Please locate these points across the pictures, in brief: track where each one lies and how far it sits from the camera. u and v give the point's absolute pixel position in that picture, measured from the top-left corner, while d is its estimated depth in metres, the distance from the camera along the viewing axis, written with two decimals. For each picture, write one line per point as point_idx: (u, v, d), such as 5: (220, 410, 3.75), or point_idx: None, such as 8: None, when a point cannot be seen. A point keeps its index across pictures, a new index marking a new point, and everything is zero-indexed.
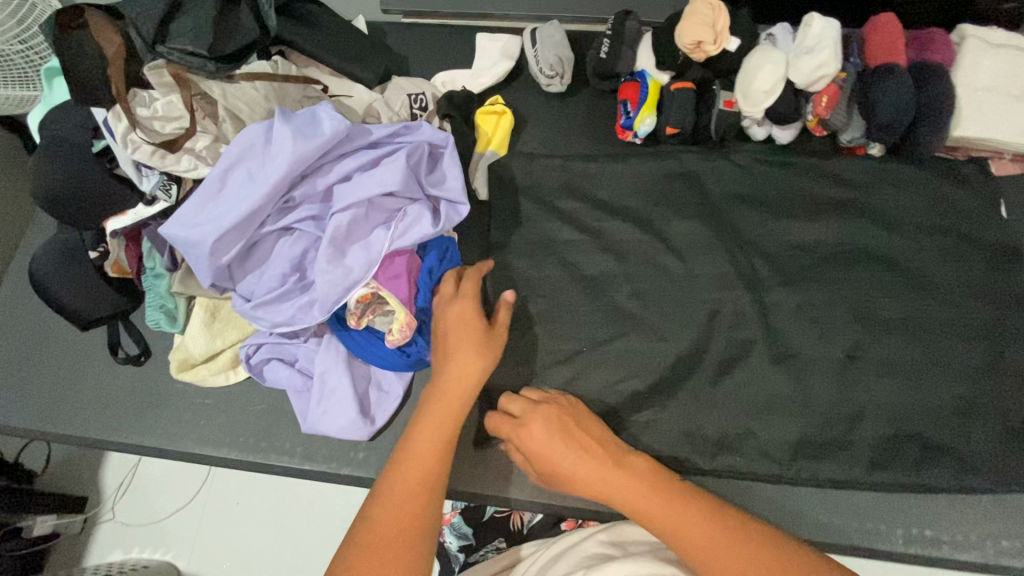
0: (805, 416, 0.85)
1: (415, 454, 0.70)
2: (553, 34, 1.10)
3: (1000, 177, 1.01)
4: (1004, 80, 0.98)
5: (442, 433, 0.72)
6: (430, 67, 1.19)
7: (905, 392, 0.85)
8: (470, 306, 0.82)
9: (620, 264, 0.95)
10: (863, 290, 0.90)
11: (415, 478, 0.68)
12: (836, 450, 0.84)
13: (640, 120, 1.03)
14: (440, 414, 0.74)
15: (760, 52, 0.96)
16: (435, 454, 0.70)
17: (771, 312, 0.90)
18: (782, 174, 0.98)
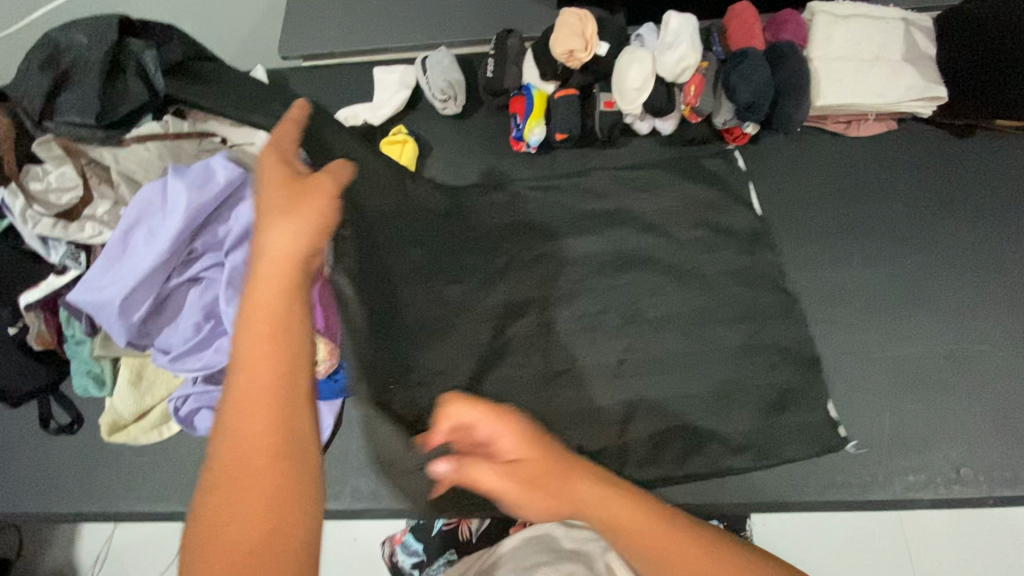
0: (685, 413, 0.88)
1: (254, 379, 0.46)
2: (442, 60, 1.17)
3: (869, 137, 1.09)
4: (856, 48, 1.05)
5: (260, 403, 0.45)
6: (333, 105, 1.23)
7: (762, 374, 0.90)
8: (277, 220, 0.55)
9: (483, 294, 0.96)
10: (712, 284, 0.96)
11: (253, 478, 0.43)
12: (712, 442, 0.87)
13: (530, 130, 1.09)
14: (254, 384, 0.45)
15: (628, 53, 1.03)
16: (270, 442, 0.44)
17: (643, 315, 0.94)
18: (636, 188, 1.03)
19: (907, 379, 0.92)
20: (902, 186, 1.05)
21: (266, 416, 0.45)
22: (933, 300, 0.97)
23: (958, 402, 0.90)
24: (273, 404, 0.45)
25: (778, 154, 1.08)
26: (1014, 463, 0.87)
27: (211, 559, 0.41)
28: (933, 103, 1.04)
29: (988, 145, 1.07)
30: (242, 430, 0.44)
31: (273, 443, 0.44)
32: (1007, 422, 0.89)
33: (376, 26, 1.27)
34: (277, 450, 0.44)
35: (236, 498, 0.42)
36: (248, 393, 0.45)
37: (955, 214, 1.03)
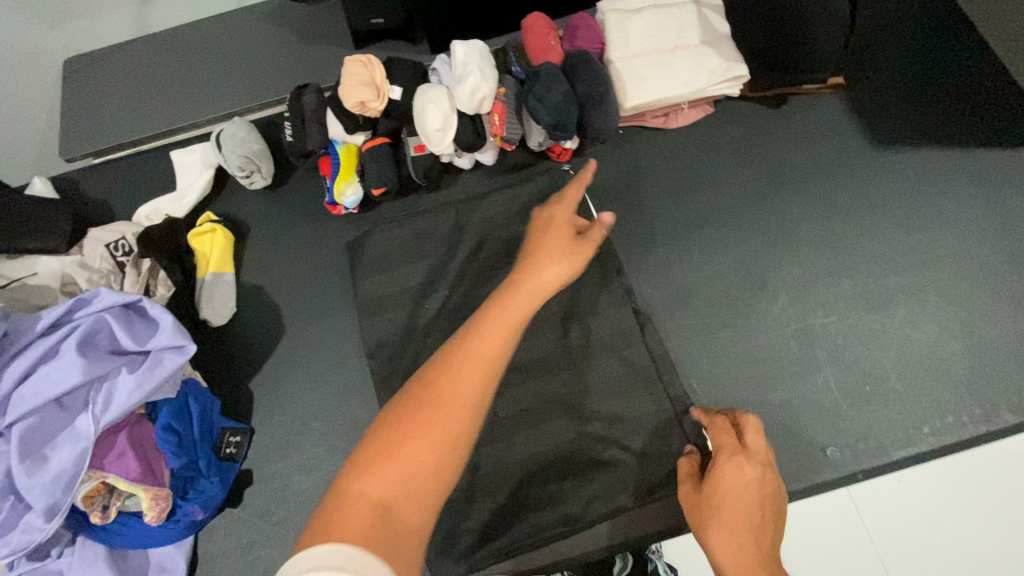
0: (564, 455, 0.87)
1: (463, 367, 0.54)
2: (236, 132, 1.04)
3: (691, 124, 1.06)
4: (653, 41, 1.02)
5: (480, 366, 0.54)
6: (136, 202, 1.12)
7: (629, 395, 0.89)
8: (551, 260, 0.64)
9: (343, 385, 0.97)
10: (565, 316, 0.94)
11: (417, 437, 0.50)
12: (602, 476, 0.86)
13: (343, 193, 1.01)
14: (472, 347, 0.55)
15: (422, 93, 0.96)
16: (463, 405, 0.52)
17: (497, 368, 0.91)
18: (474, 236, 1.00)
19: (764, 369, 0.91)
20: (730, 168, 1.04)
21: (471, 376, 0.54)
22: (777, 280, 0.96)
23: (816, 381, 0.90)
24: (473, 367, 0.54)
25: (604, 162, 1.05)
26: (876, 429, 0.87)
27: (352, 520, 0.45)
28: (739, 81, 1.03)
29: (804, 107, 1.06)
30: (434, 391, 0.53)
31: (473, 395, 0.53)
32: (865, 390, 0.89)
33: (166, 106, 1.15)
34: (477, 400, 0.53)
35: (382, 468, 0.49)
36: (462, 360, 0.54)
37: (786, 185, 1.02)
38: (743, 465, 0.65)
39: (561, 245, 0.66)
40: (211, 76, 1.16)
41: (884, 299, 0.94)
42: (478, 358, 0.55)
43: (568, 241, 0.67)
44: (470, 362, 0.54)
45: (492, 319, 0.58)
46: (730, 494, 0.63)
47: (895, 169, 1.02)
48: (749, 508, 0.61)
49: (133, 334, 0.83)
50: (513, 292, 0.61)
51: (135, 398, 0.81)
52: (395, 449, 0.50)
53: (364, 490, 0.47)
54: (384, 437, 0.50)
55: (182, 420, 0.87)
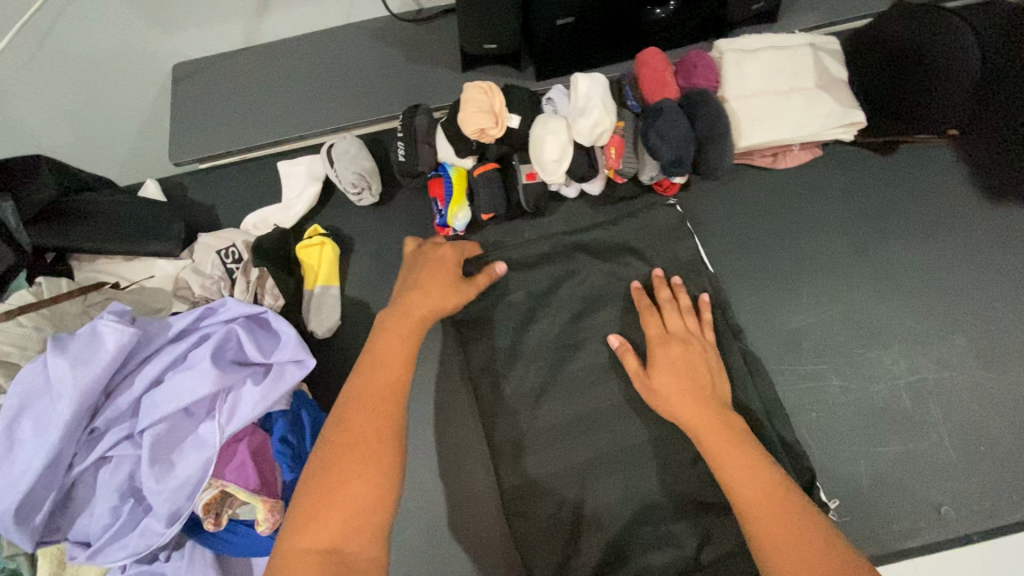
0: (681, 494, 0.87)
1: (352, 423, 0.70)
2: (347, 148, 1.07)
3: (799, 166, 1.06)
4: (769, 82, 1.03)
5: (382, 405, 0.72)
6: (241, 209, 1.14)
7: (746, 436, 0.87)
8: (430, 293, 0.87)
9: (445, 406, 0.97)
10: None
11: (354, 478, 0.66)
12: (720, 518, 0.85)
13: (454, 216, 1.02)
14: (371, 401, 0.72)
15: (542, 123, 0.97)
16: (380, 434, 0.70)
17: (606, 398, 0.91)
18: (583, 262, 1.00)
19: (876, 421, 0.90)
20: (838, 213, 1.03)
21: (377, 420, 0.71)
22: (887, 330, 0.95)
23: (929, 437, 0.89)
24: (379, 413, 0.71)
25: (711, 200, 1.05)
26: (991, 491, 0.86)
27: (312, 538, 0.63)
28: (854, 127, 1.02)
29: (915, 155, 1.06)
30: (343, 443, 0.69)
31: (386, 428, 0.70)
32: (980, 449, 0.88)
33: (274, 116, 1.18)
34: (386, 438, 0.70)
35: (314, 524, 0.64)
36: (341, 424, 0.71)
37: (895, 233, 1.01)
38: (668, 342, 0.85)
39: (439, 281, 0.89)
40: (319, 90, 1.18)
41: (998, 357, 0.93)
42: (375, 410, 0.72)
43: (447, 285, 0.89)
44: (370, 417, 0.71)
45: (361, 379, 0.75)
46: (667, 371, 0.82)
47: (1009, 225, 1.01)
48: (683, 387, 0.79)
49: (258, 345, 0.85)
50: (392, 330, 0.81)
51: (259, 409, 0.82)
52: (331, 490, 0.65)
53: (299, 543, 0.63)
54: (321, 486, 0.66)
55: (296, 432, 0.88)
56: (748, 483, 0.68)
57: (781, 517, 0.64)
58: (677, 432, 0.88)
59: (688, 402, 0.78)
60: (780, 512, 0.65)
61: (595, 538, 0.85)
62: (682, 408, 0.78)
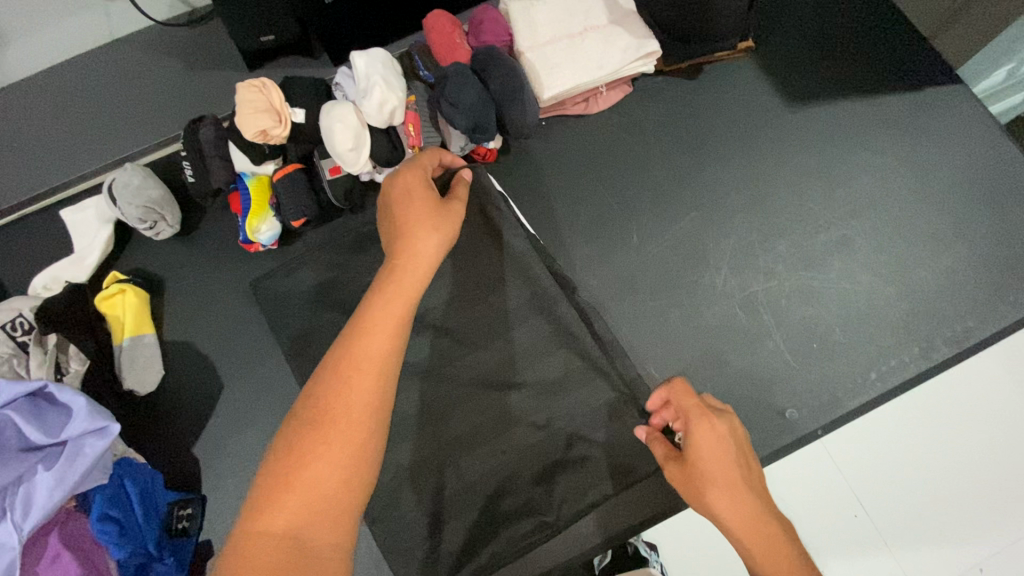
0: (537, 461, 0.84)
1: (350, 384, 0.59)
2: (129, 179, 0.95)
3: (612, 107, 1.05)
4: (560, 27, 0.99)
5: (368, 369, 0.59)
6: (29, 271, 1.01)
7: (593, 391, 0.86)
8: (428, 229, 0.66)
9: None
10: (516, 320, 0.88)
11: (324, 453, 0.56)
12: (578, 476, 0.84)
13: (257, 228, 0.94)
14: (361, 356, 0.60)
15: (326, 112, 0.89)
16: (360, 408, 0.58)
17: (451, 387, 0.85)
18: None
19: (717, 342, 0.92)
20: (656, 147, 1.03)
21: (363, 386, 0.59)
22: (717, 253, 0.96)
23: (767, 346, 0.91)
24: (366, 374, 0.59)
25: (530, 158, 1.02)
26: (829, 384, 0.89)
27: (260, 554, 0.52)
28: (652, 58, 1.01)
29: (719, 74, 1.06)
30: (327, 410, 0.58)
31: (370, 398, 0.59)
32: (814, 347, 0.91)
33: (40, 158, 1.03)
34: (370, 412, 0.58)
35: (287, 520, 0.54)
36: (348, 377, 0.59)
37: (711, 156, 1.02)
38: (711, 424, 0.65)
39: (429, 209, 0.68)
40: (89, 120, 1.05)
41: (819, 256, 0.96)
42: (365, 366, 0.59)
43: (433, 209, 0.68)
44: (339, 389, 0.58)
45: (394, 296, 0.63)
46: (712, 455, 0.64)
47: (813, 125, 1.03)
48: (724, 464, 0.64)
49: (43, 425, 0.75)
50: (391, 277, 0.64)
51: (57, 495, 0.73)
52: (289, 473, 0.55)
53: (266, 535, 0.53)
54: (282, 476, 0.55)
55: (120, 505, 0.79)
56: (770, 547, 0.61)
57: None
58: (529, 405, 0.85)
59: (732, 492, 0.63)
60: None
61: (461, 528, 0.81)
62: (723, 497, 0.63)
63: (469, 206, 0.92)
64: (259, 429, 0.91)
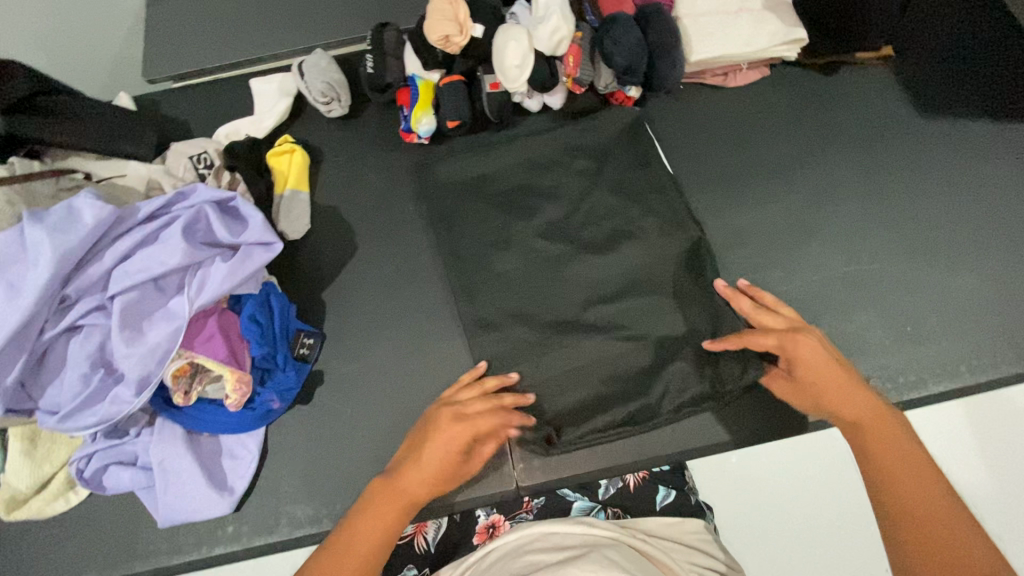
0: (598, 365, 0.92)
1: (363, 526, 0.77)
2: (318, 62, 1.10)
3: (747, 85, 1.13)
4: (718, 3, 1.10)
5: (395, 509, 0.78)
6: (212, 123, 1.17)
7: (662, 311, 0.94)
8: (485, 416, 0.83)
9: (412, 300, 1.02)
10: (606, 239, 0.99)
11: (346, 542, 0.76)
12: (633, 387, 0.90)
13: (418, 121, 1.06)
14: (398, 494, 0.78)
15: (503, 31, 1.01)
16: (353, 554, 0.75)
17: (539, 281, 0.98)
18: (536, 165, 1.07)
19: (813, 306, 0.96)
20: (785, 125, 1.10)
21: (367, 532, 0.76)
22: (826, 229, 1.02)
23: (861, 319, 0.96)
24: (389, 508, 0.78)
25: (664, 114, 1.12)
26: (915, 366, 0.92)
27: None
28: (797, 45, 1.09)
29: (856, 74, 1.13)
30: (342, 538, 0.76)
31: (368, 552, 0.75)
32: (907, 329, 0.95)
33: (245, 36, 1.20)
34: (365, 559, 0.75)
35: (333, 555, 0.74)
36: (417, 472, 0.80)
37: (834, 145, 1.08)
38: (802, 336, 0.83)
39: (458, 425, 0.82)
40: (289, 11, 1.21)
41: (925, 252, 1.00)
42: (399, 501, 0.78)
43: (468, 426, 0.82)
44: (392, 498, 0.79)
45: (446, 459, 0.80)
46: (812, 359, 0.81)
47: (941, 133, 1.08)
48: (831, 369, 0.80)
49: (227, 227, 0.88)
50: (444, 434, 0.81)
51: (228, 285, 0.86)
52: (356, 530, 0.76)
53: (356, 542, 0.76)
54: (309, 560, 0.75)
55: (265, 313, 0.92)
56: (919, 487, 0.71)
57: (923, 492, 0.70)
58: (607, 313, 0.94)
59: (862, 399, 0.78)
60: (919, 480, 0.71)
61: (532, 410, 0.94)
62: (903, 467, 0.72)
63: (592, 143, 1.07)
64: (380, 290, 1.03)
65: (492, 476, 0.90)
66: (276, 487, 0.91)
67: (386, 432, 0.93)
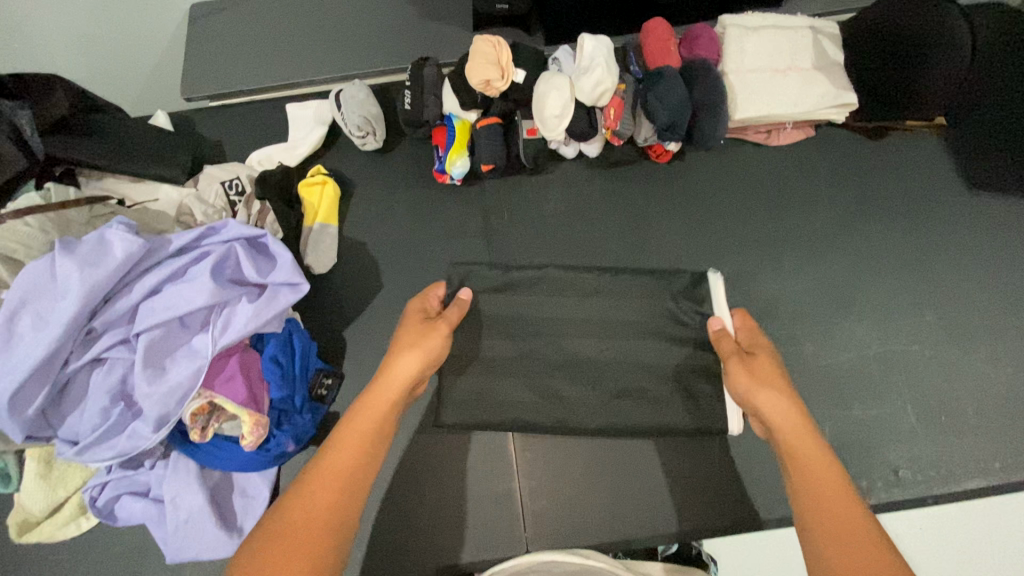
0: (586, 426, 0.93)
1: (365, 406, 0.75)
2: (356, 93, 1.09)
3: (790, 144, 1.10)
4: (768, 60, 1.06)
5: (391, 393, 0.76)
6: (247, 147, 1.17)
7: (648, 372, 0.95)
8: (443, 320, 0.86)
9: None
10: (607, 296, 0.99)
11: (356, 425, 0.73)
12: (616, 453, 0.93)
13: (452, 163, 1.05)
14: (382, 388, 0.77)
15: (545, 80, 0.99)
16: (369, 425, 0.73)
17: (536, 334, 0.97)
18: (565, 220, 1.07)
19: (844, 386, 0.94)
20: (826, 190, 1.07)
21: (370, 415, 0.74)
22: (862, 304, 0.99)
23: (893, 404, 0.92)
24: (384, 393, 0.76)
25: (702, 170, 1.09)
26: (948, 458, 0.89)
27: (320, 496, 0.66)
28: (845, 109, 1.06)
29: (904, 141, 1.09)
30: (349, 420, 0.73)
31: (370, 428, 0.73)
32: (941, 419, 0.91)
33: (283, 59, 1.19)
34: (373, 429, 0.73)
35: (327, 483, 0.67)
36: (408, 358, 0.79)
37: (876, 214, 1.05)
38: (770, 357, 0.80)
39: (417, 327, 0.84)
40: (329, 36, 1.20)
41: (966, 336, 0.96)
42: (394, 381, 0.77)
43: (430, 330, 0.83)
44: (387, 382, 0.77)
45: (425, 342, 0.81)
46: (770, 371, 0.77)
47: (991, 212, 1.04)
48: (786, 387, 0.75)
49: (256, 267, 0.88)
50: (412, 333, 0.83)
51: (251, 327, 0.85)
52: (343, 429, 0.72)
53: (339, 460, 0.69)
54: (332, 457, 0.70)
55: (286, 354, 0.91)
56: (829, 472, 0.65)
57: (838, 484, 0.64)
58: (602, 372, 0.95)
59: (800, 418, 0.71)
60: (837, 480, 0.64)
61: (548, 466, 0.92)
62: (802, 444, 0.69)
63: (622, 200, 1.07)
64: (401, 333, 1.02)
65: (501, 535, 0.89)
66: None
67: (397, 483, 0.92)
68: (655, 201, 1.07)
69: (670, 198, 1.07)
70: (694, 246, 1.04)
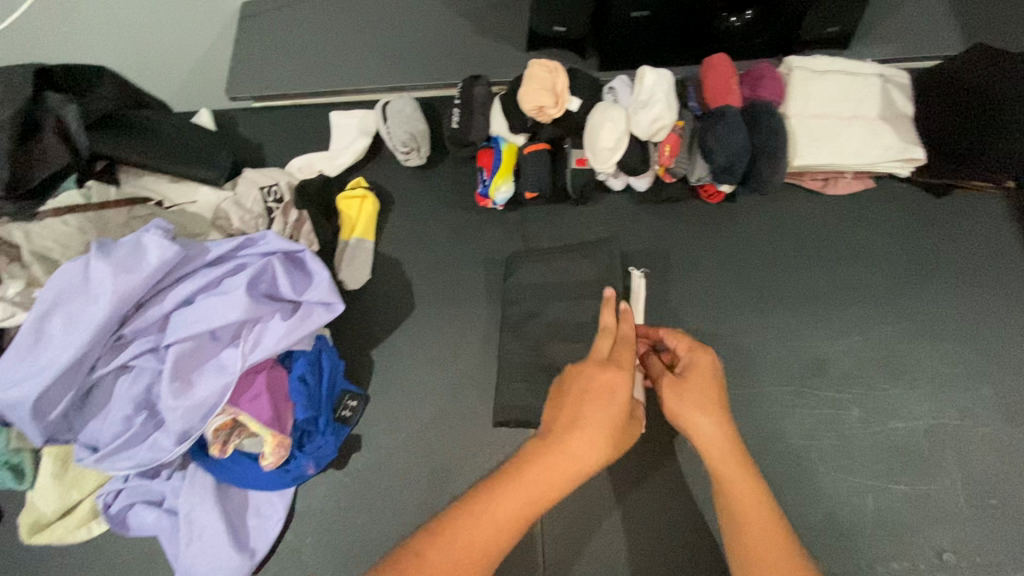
0: (619, 479, 0.91)
1: (565, 453, 0.62)
2: (403, 108, 1.07)
3: (848, 195, 1.06)
4: (834, 106, 1.02)
5: (569, 467, 0.61)
6: (289, 153, 1.15)
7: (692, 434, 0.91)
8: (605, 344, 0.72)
9: (461, 372, 0.97)
10: None
11: (529, 475, 0.61)
12: (645, 510, 0.89)
13: (496, 188, 1.02)
14: (573, 447, 0.62)
15: (600, 110, 0.96)
16: (543, 488, 0.61)
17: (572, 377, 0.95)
18: None
19: (889, 457, 0.89)
20: (883, 247, 1.02)
21: (537, 483, 0.61)
22: (915, 372, 0.94)
23: (942, 481, 0.88)
24: (554, 474, 0.61)
25: (754, 214, 1.05)
26: (997, 546, 0.84)
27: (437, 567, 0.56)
28: (911, 164, 1.01)
29: (968, 202, 1.05)
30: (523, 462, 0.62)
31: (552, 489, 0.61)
32: (992, 503, 0.86)
33: (332, 66, 1.17)
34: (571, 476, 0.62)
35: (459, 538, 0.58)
36: (584, 432, 0.63)
37: (934, 275, 1.00)
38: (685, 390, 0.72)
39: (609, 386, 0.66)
40: (380, 46, 1.17)
41: None
42: (569, 459, 0.62)
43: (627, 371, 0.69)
44: (558, 454, 0.62)
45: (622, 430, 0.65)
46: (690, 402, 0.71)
47: None
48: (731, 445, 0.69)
49: (292, 283, 0.85)
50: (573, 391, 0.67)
51: (283, 345, 0.83)
52: (513, 469, 0.62)
53: (506, 504, 0.60)
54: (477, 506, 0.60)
55: (314, 373, 0.88)
56: (753, 498, 0.66)
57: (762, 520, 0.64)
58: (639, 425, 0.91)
59: (722, 445, 0.69)
60: (758, 505, 0.65)
61: (571, 513, 0.90)
62: (727, 468, 0.68)
63: (668, 240, 1.04)
64: (431, 360, 0.98)
65: None
66: (299, 553, 0.89)
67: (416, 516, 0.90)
68: (703, 244, 1.03)
69: (718, 242, 1.03)
70: (741, 294, 1.00)
